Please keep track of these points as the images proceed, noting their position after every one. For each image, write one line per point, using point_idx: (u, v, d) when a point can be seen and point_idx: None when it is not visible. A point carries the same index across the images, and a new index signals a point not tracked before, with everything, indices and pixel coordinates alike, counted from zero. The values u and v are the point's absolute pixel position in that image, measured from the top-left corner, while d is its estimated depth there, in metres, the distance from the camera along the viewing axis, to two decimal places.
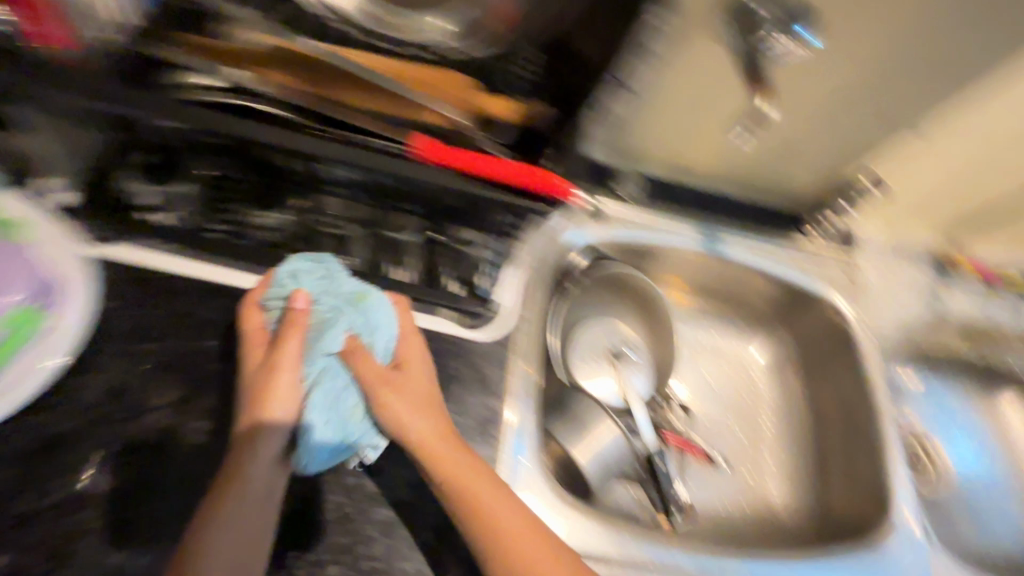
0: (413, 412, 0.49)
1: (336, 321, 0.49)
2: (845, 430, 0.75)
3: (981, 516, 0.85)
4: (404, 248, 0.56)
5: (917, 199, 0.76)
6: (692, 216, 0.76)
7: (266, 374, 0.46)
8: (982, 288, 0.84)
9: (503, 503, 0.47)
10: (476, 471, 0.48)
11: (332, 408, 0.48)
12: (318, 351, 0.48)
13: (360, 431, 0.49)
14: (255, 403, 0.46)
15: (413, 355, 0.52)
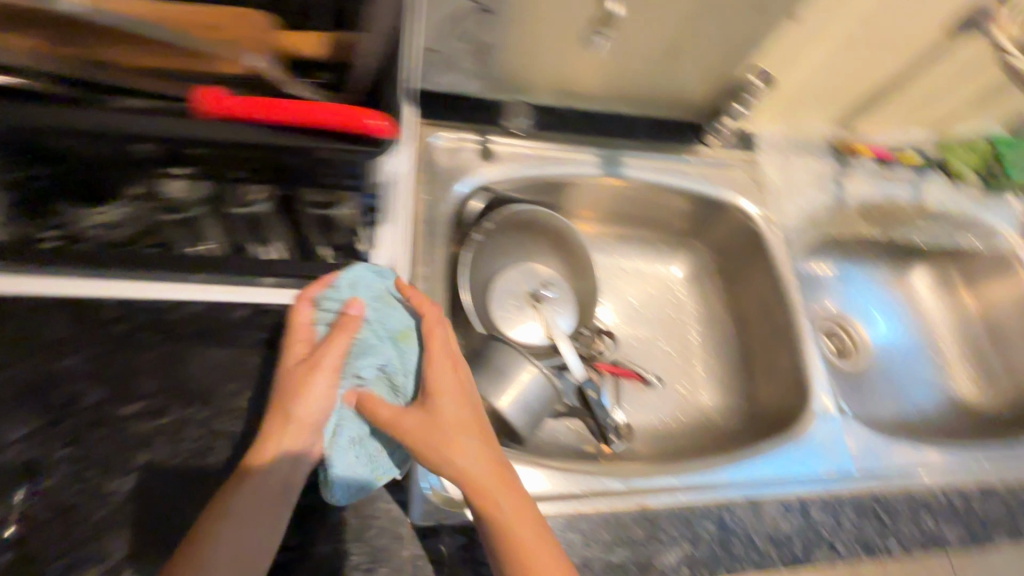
0: (455, 442, 0.47)
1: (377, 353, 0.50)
2: (764, 328, 0.77)
3: (899, 381, 0.91)
4: (263, 224, 0.49)
5: (806, 88, 0.75)
6: (588, 141, 0.73)
7: (291, 392, 0.45)
8: (879, 169, 0.86)
9: (537, 535, 0.46)
10: (513, 499, 0.47)
11: (361, 445, 0.48)
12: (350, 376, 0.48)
13: (384, 466, 0.49)
14: (284, 422, 0.44)
15: (447, 382, 0.50)
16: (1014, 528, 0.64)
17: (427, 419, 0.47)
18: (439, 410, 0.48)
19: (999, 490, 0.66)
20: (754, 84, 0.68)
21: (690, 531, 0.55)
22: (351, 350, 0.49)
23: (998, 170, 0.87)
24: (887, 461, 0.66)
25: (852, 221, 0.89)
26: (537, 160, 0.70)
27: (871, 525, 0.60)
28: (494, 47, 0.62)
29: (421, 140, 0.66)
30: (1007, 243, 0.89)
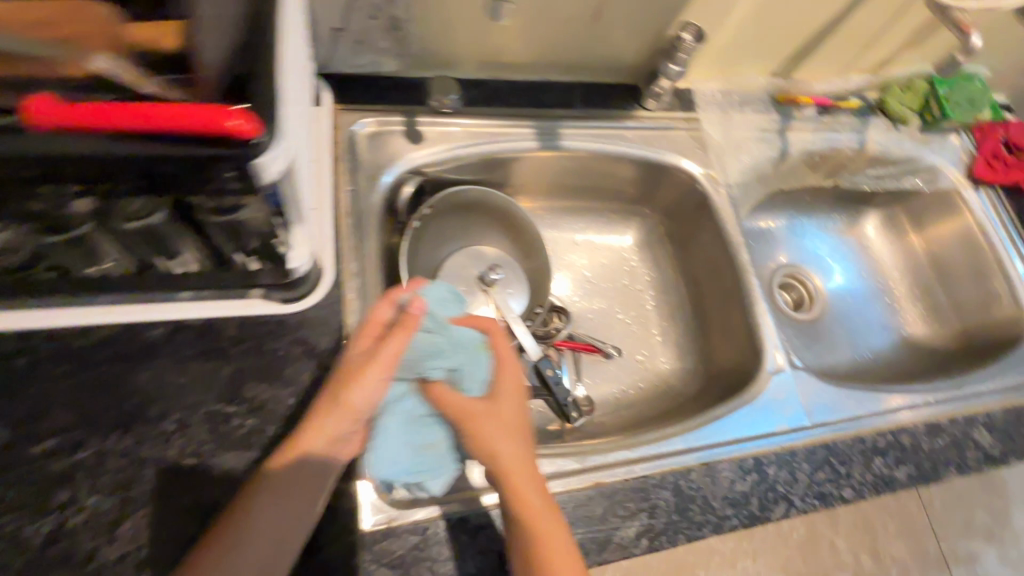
0: (501, 441, 0.49)
1: (446, 355, 0.50)
2: (717, 289, 0.77)
3: (853, 327, 0.93)
4: (170, 242, 0.44)
5: (741, 40, 0.73)
6: (522, 113, 0.70)
7: (341, 383, 0.46)
8: (821, 117, 0.85)
9: (560, 542, 0.46)
10: (547, 507, 0.47)
11: (409, 440, 0.48)
12: (416, 370, 0.49)
13: (432, 465, 0.48)
14: (333, 405, 0.45)
15: (508, 388, 0.53)
16: (961, 462, 0.66)
17: (483, 416, 0.50)
18: (494, 411, 0.51)
19: (946, 427, 0.68)
20: (686, 41, 0.65)
21: (647, 502, 0.55)
22: (421, 349, 0.49)
23: (936, 108, 0.87)
24: (840, 410, 0.67)
25: (798, 172, 0.88)
26: (469, 139, 0.67)
27: (825, 475, 0.61)
28: (405, 20, 0.58)
29: (342, 128, 0.62)
30: (948, 179, 0.91)
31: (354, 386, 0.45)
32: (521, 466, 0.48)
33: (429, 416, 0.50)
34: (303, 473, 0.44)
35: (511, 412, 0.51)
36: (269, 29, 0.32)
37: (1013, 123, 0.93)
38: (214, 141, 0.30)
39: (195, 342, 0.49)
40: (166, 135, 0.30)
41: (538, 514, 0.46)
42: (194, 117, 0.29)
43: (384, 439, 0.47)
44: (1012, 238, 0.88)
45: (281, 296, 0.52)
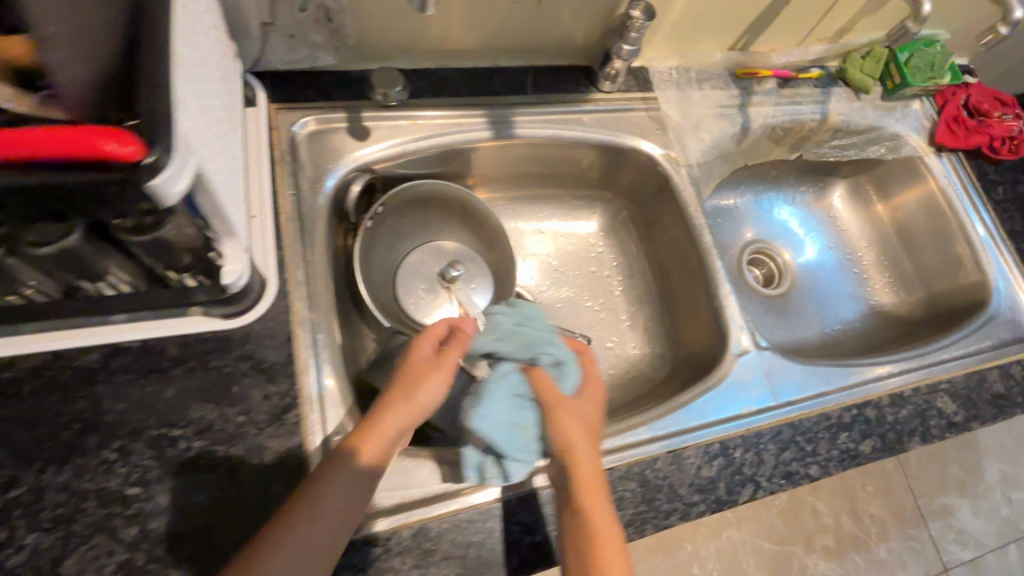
0: (580, 434, 0.51)
1: (549, 352, 0.54)
2: (682, 271, 0.76)
3: (822, 299, 0.93)
4: (94, 264, 0.42)
5: (694, 15, 0.71)
6: (472, 102, 0.67)
7: (427, 373, 0.49)
8: (783, 90, 0.83)
9: (613, 534, 0.47)
10: (606, 499, 0.49)
11: (509, 415, 0.51)
12: (526, 354, 0.54)
13: (521, 444, 0.50)
14: (404, 400, 0.47)
15: (590, 390, 0.55)
16: (924, 431, 0.67)
17: (564, 408, 0.52)
18: (579, 408, 0.53)
19: (909, 397, 0.69)
20: (636, 18, 0.62)
21: (613, 495, 0.55)
22: (530, 341, 0.54)
23: (896, 75, 0.86)
24: (806, 388, 0.67)
25: (762, 147, 0.87)
26: (417, 132, 0.65)
27: (791, 454, 0.61)
28: (336, 10, 0.55)
29: (281, 128, 0.59)
30: (909, 147, 0.89)
31: (435, 374, 0.49)
32: (592, 459, 0.50)
33: (525, 402, 0.52)
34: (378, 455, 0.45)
35: (591, 411, 0.54)
36: (158, 35, 0.30)
37: (974, 87, 0.92)
38: (96, 168, 0.27)
39: (134, 365, 0.47)
40: (38, 166, 0.26)
41: (601, 508, 0.48)
42: (65, 146, 0.26)
43: (487, 404, 0.50)
44: (974, 204, 0.87)
45: (223, 311, 0.50)
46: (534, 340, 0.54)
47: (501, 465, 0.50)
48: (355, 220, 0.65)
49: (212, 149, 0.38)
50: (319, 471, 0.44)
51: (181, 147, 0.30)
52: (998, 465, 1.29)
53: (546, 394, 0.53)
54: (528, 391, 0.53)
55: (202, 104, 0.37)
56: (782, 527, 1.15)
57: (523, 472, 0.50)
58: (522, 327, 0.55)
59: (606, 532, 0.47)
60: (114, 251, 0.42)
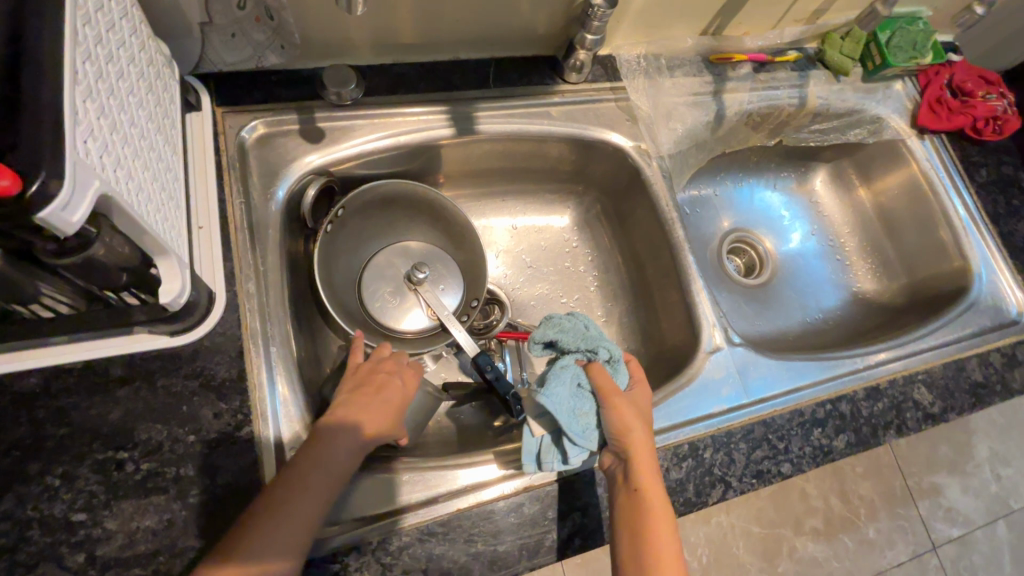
0: (636, 419, 0.52)
1: (603, 349, 0.57)
2: (655, 265, 0.74)
3: (804, 286, 0.91)
4: (26, 296, 0.40)
5: (661, 1, 0.67)
6: (430, 98, 0.65)
7: (396, 389, 0.53)
8: (758, 75, 0.80)
9: (666, 514, 0.49)
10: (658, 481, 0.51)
11: (571, 402, 0.53)
12: (585, 348, 0.58)
13: (580, 429, 0.52)
14: (364, 406, 0.50)
15: (639, 386, 0.57)
16: (900, 423, 0.66)
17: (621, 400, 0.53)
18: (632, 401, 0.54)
19: (885, 390, 0.68)
20: (597, 6, 0.59)
21: (581, 501, 0.54)
22: (588, 336, 0.58)
23: (876, 55, 0.84)
24: (779, 384, 0.65)
25: (740, 133, 0.85)
26: (372, 131, 0.62)
27: (762, 453, 0.60)
28: (277, 7, 0.53)
29: (228, 133, 0.57)
30: (891, 129, 0.87)
31: (401, 394, 0.53)
32: (645, 448, 0.51)
33: (584, 392, 0.55)
34: (351, 443, 0.47)
35: (644, 404, 0.55)
36: (48, 52, 0.28)
37: (958, 65, 0.88)
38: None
39: (79, 387, 0.46)
40: None
41: (657, 491, 0.50)
42: None
43: (552, 387, 0.53)
44: (957, 187, 0.84)
45: (169, 329, 0.49)
46: (593, 335, 0.58)
47: (562, 448, 0.52)
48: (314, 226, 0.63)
49: (127, 166, 0.36)
50: (303, 453, 0.45)
51: (80, 171, 0.29)
52: (988, 443, 1.29)
53: (603, 386, 0.54)
54: (587, 381, 0.55)
55: (112, 118, 0.35)
56: (771, 512, 1.15)
57: (580, 458, 0.52)
58: (581, 324, 0.59)
59: (659, 514, 0.49)
60: (48, 282, 0.40)
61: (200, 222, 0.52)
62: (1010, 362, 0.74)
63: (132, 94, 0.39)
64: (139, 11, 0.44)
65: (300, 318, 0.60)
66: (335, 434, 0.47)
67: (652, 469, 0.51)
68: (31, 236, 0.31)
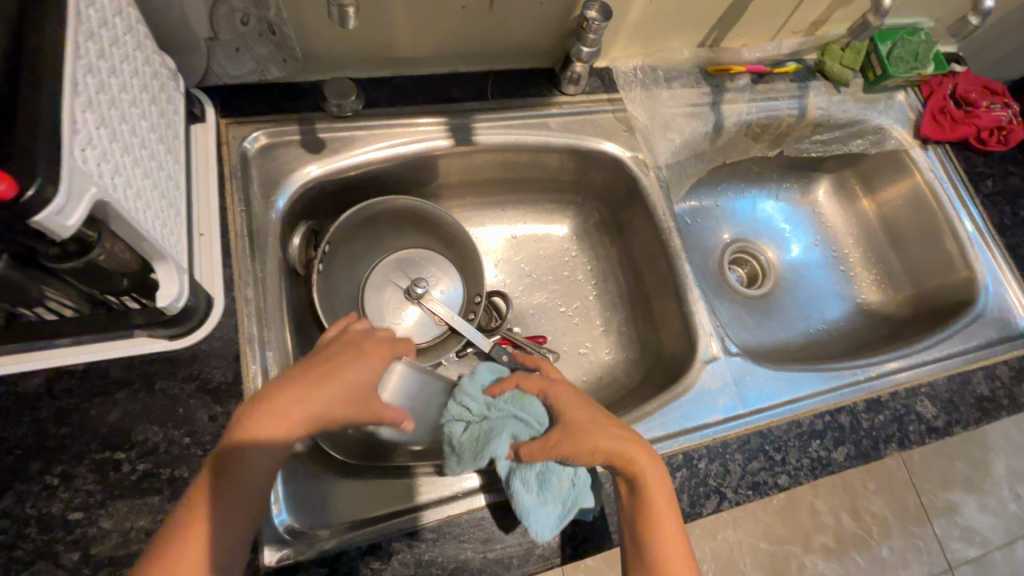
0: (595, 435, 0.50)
1: (501, 431, 0.52)
2: (653, 274, 0.74)
3: (807, 297, 0.91)
4: (32, 300, 0.41)
5: (657, 14, 0.68)
6: (428, 109, 0.66)
7: (350, 351, 0.48)
8: (757, 86, 0.81)
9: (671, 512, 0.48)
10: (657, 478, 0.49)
11: (545, 497, 0.50)
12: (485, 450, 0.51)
13: (572, 494, 0.50)
14: (307, 386, 0.44)
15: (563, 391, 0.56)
16: (902, 436, 0.65)
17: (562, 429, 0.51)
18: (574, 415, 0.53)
19: (887, 402, 0.67)
20: (592, 19, 0.60)
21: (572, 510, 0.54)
22: (481, 438, 0.52)
23: (877, 66, 0.83)
24: (775, 396, 0.65)
25: (740, 144, 0.85)
26: (371, 142, 0.64)
27: (759, 464, 0.59)
28: (279, 23, 0.55)
29: (231, 143, 0.59)
30: (894, 140, 0.86)
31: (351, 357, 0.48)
32: (614, 448, 0.49)
33: (539, 474, 0.50)
34: (300, 417, 0.43)
35: (580, 412, 0.53)
36: (52, 64, 0.30)
37: (961, 75, 0.88)
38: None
39: (79, 389, 0.47)
40: None
41: (661, 490, 0.49)
42: None
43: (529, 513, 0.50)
44: (962, 198, 0.83)
45: (167, 333, 0.50)
46: (485, 426, 0.53)
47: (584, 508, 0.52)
48: (304, 270, 0.63)
49: (126, 174, 0.38)
50: (242, 432, 0.41)
51: (76, 178, 0.30)
52: (1006, 460, 1.25)
53: (540, 452, 0.50)
54: (530, 466, 0.51)
55: (113, 128, 0.37)
56: (780, 527, 1.13)
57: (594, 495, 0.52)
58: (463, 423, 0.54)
59: (657, 510, 0.48)
60: (53, 287, 0.41)
61: (201, 229, 0.53)
62: (1017, 376, 0.72)
63: (134, 105, 0.41)
64: (145, 27, 0.46)
65: (298, 324, 0.61)
66: (263, 438, 0.42)
67: (642, 469, 0.49)
68: (33, 241, 0.33)
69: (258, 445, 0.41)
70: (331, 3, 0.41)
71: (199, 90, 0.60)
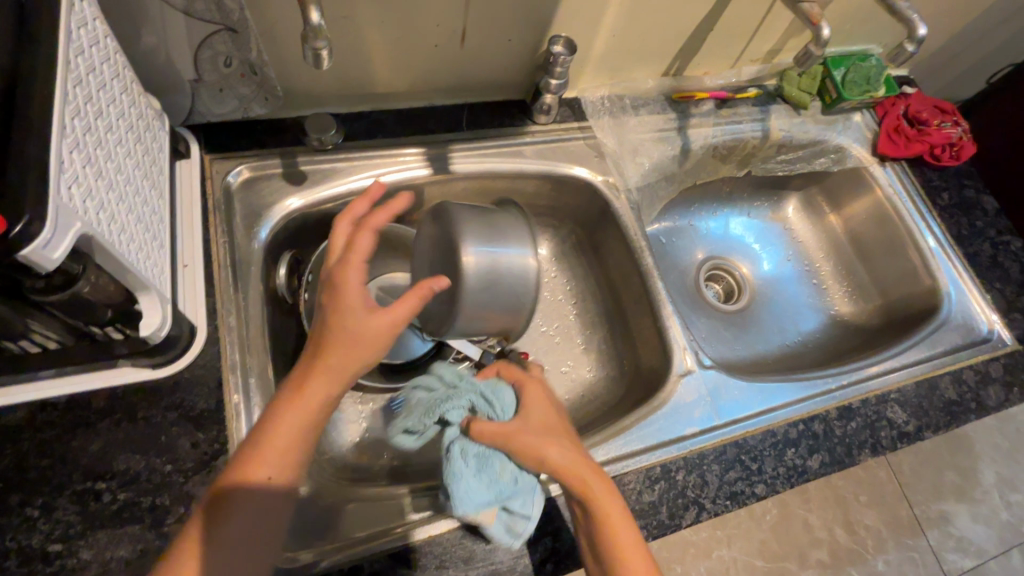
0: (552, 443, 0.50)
1: (455, 404, 0.56)
2: (629, 292, 0.76)
3: (783, 310, 0.93)
4: (17, 333, 0.42)
5: (620, 48, 0.73)
6: (406, 141, 0.69)
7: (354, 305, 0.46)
8: (720, 111, 0.85)
9: (621, 521, 0.49)
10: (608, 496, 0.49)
11: (482, 476, 0.50)
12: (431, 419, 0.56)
13: (509, 488, 0.51)
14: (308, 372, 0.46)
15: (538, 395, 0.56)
16: (875, 442, 0.67)
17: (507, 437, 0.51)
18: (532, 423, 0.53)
19: (858, 409, 0.69)
20: (558, 54, 0.64)
21: (554, 524, 0.55)
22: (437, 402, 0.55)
23: (832, 90, 0.88)
24: (749, 406, 0.67)
25: (708, 165, 0.89)
26: (351, 173, 0.66)
27: (735, 474, 0.61)
28: (260, 64, 0.58)
29: (215, 178, 0.61)
30: (854, 158, 0.90)
31: (358, 311, 0.46)
32: (568, 460, 0.50)
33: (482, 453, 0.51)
34: (315, 411, 0.45)
35: (550, 417, 0.54)
36: (41, 109, 0.32)
37: (913, 96, 0.93)
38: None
39: (61, 421, 0.48)
40: None
41: (609, 502, 0.49)
42: None
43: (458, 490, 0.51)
44: (921, 211, 0.87)
45: (151, 361, 0.51)
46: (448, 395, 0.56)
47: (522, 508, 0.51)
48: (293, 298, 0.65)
49: (111, 210, 0.40)
50: (262, 433, 0.43)
51: (63, 215, 0.32)
52: (995, 467, 1.25)
53: (492, 437, 0.51)
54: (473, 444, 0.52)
55: (99, 166, 0.39)
56: (774, 544, 1.12)
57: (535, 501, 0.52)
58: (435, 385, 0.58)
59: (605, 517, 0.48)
60: (39, 320, 0.42)
61: (185, 260, 0.55)
62: (983, 380, 0.75)
63: (120, 144, 0.43)
64: (131, 71, 0.48)
65: (280, 352, 0.62)
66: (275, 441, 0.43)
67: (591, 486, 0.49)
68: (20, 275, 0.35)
69: (283, 439, 0.43)
70: (306, 47, 0.43)
71: (184, 128, 0.62)
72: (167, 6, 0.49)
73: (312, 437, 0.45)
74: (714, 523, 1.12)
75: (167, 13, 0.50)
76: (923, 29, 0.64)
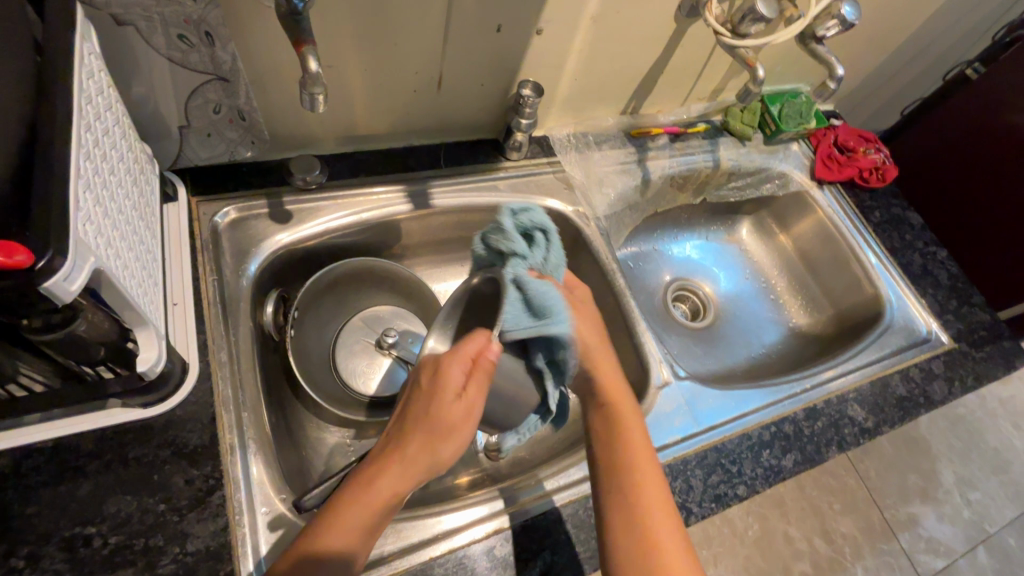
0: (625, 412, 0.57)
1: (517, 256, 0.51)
2: (604, 313, 0.80)
3: (745, 325, 0.99)
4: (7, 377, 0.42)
5: (581, 90, 0.80)
6: (386, 178, 0.73)
7: (439, 401, 0.47)
8: (674, 144, 0.93)
9: (651, 497, 0.52)
10: (647, 478, 0.53)
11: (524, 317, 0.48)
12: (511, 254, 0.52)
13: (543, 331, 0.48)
14: (384, 465, 0.48)
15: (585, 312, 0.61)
16: (840, 439, 0.72)
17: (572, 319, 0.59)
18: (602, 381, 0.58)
19: (822, 409, 0.74)
20: (527, 96, 0.70)
21: (550, 538, 0.56)
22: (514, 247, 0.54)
23: (771, 123, 0.98)
24: (723, 413, 0.71)
25: (667, 194, 0.96)
26: (335, 211, 0.69)
27: (718, 477, 0.64)
28: (248, 110, 0.61)
29: (203, 219, 0.63)
30: (796, 183, 1.00)
31: (440, 401, 0.47)
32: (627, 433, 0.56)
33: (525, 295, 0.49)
34: (383, 495, 0.47)
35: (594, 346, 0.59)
36: (61, 146, 0.34)
37: (839, 128, 1.04)
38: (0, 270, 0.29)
39: (48, 466, 0.47)
40: None
41: (644, 473, 0.53)
42: None
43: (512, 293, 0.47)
44: (859, 228, 0.97)
45: (142, 401, 0.51)
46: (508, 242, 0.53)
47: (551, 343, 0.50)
48: (279, 336, 0.66)
49: (114, 247, 0.41)
50: (331, 503, 0.47)
51: (78, 251, 0.33)
52: (953, 467, 1.31)
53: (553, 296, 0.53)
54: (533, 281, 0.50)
55: (103, 205, 0.40)
56: (759, 560, 1.14)
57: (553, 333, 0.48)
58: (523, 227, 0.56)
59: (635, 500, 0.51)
60: (32, 361, 0.42)
61: (174, 299, 0.56)
62: (927, 376, 0.82)
63: (120, 185, 0.45)
64: (127, 118, 0.50)
65: (269, 388, 0.63)
66: (343, 524, 0.45)
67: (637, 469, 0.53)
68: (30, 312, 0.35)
69: (355, 523, 0.46)
70: (303, 91, 0.47)
71: (170, 172, 0.64)
72: (161, 57, 0.52)
73: (377, 522, 0.47)
74: (700, 543, 1.13)
75: (160, 64, 0.52)
76: (840, 68, 0.73)
